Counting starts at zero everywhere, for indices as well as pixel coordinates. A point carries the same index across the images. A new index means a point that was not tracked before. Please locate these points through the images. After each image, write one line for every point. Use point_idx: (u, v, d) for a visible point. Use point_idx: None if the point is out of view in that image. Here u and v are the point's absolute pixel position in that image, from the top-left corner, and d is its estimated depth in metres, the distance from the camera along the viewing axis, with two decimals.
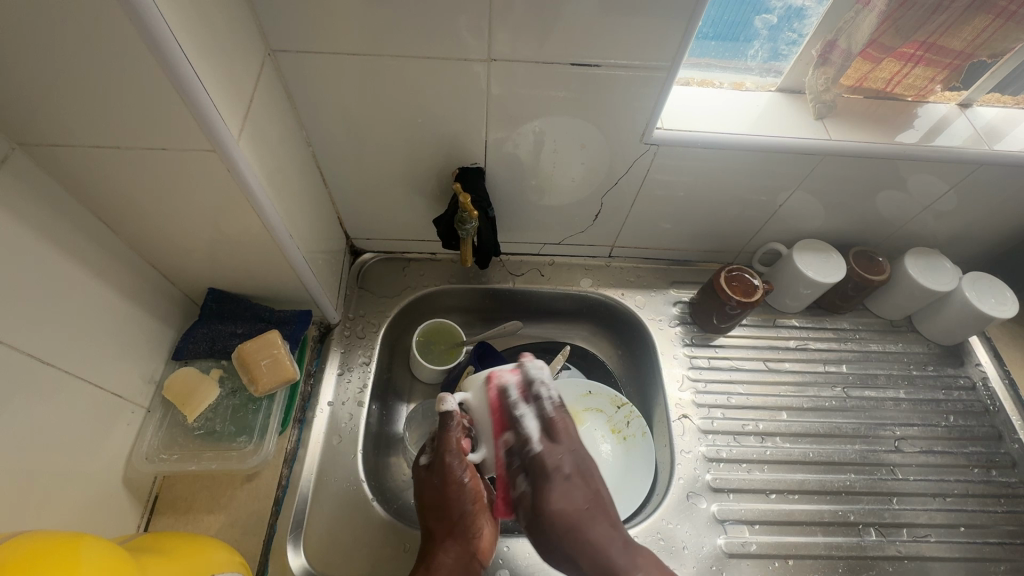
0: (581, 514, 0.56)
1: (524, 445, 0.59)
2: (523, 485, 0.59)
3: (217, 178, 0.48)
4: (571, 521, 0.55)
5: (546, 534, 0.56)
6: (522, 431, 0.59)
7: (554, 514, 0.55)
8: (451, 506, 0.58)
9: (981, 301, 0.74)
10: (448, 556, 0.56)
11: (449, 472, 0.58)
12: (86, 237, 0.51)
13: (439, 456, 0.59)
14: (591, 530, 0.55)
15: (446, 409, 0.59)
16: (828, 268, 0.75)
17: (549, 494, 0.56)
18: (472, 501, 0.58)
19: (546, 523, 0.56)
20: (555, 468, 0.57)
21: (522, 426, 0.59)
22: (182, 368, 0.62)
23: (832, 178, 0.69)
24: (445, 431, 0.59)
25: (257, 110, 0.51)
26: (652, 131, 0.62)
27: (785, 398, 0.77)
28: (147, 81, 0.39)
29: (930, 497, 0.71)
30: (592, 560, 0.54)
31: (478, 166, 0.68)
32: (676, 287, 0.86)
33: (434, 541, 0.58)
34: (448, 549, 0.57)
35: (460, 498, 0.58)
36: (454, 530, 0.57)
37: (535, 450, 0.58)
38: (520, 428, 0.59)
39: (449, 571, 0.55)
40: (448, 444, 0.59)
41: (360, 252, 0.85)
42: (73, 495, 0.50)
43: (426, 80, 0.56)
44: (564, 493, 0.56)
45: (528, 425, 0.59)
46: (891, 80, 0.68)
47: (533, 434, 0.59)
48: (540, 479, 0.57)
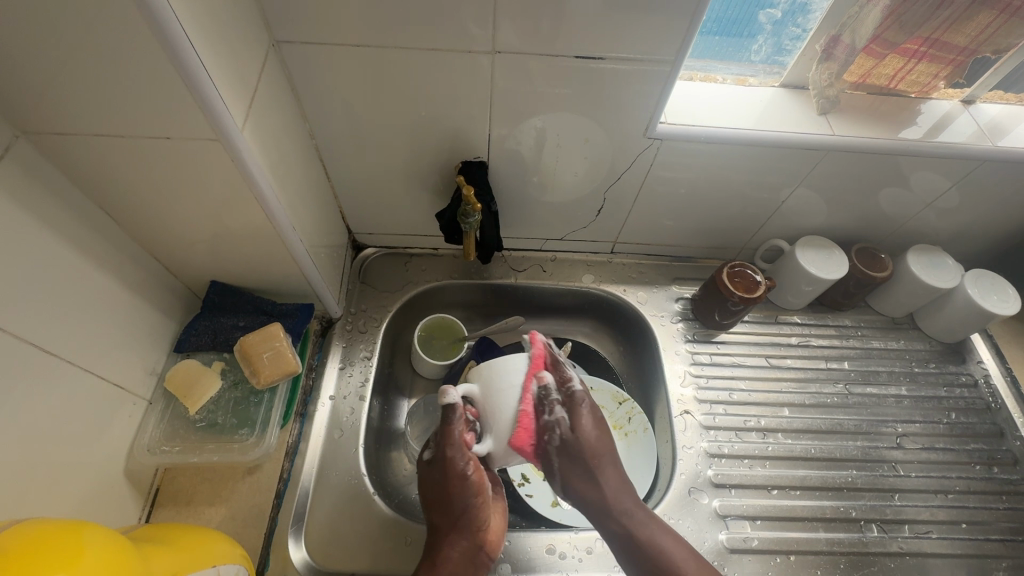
0: (606, 452, 0.57)
1: (566, 384, 0.58)
2: (557, 413, 0.55)
3: (221, 168, 0.48)
4: (595, 454, 0.56)
5: (574, 459, 0.56)
6: (563, 372, 0.58)
7: (584, 442, 0.56)
8: (454, 501, 0.56)
9: (984, 298, 0.74)
10: (454, 550, 0.56)
11: (452, 468, 0.55)
12: (89, 227, 0.50)
13: (440, 451, 0.56)
14: (609, 470, 0.57)
15: (449, 402, 0.54)
16: (830, 264, 0.75)
17: (582, 423, 0.56)
18: (477, 494, 0.56)
19: (578, 452, 0.56)
20: (588, 402, 0.58)
21: (562, 369, 0.58)
22: (184, 360, 0.62)
23: (834, 174, 0.69)
24: (448, 424, 0.55)
25: (262, 100, 0.50)
26: (655, 126, 0.62)
27: (787, 395, 0.77)
28: (152, 69, 0.39)
29: (932, 493, 0.71)
30: (610, 495, 0.57)
31: (481, 160, 0.68)
32: (678, 283, 0.86)
33: (439, 535, 0.57)
34: (454, 543, 0.56)
35: (464, 492, 0.56)
36: (458, 524, 0.57)
37: (575, 388, 0.58)
38: (561, 371, 0.58)
39: (455, 565, 0.56)
40: (449, 437, 0.55)
41: (362, 247, 0.85)
42: (74, 486, 0.50)
43: (430, 72, 0.56)
44: (599, 446, 0.57)
45: (569, 369, 0.59)
46: (894, 77, 0.68)
47: (574, 376, 0.59)
48: (575, 411, 0.57)
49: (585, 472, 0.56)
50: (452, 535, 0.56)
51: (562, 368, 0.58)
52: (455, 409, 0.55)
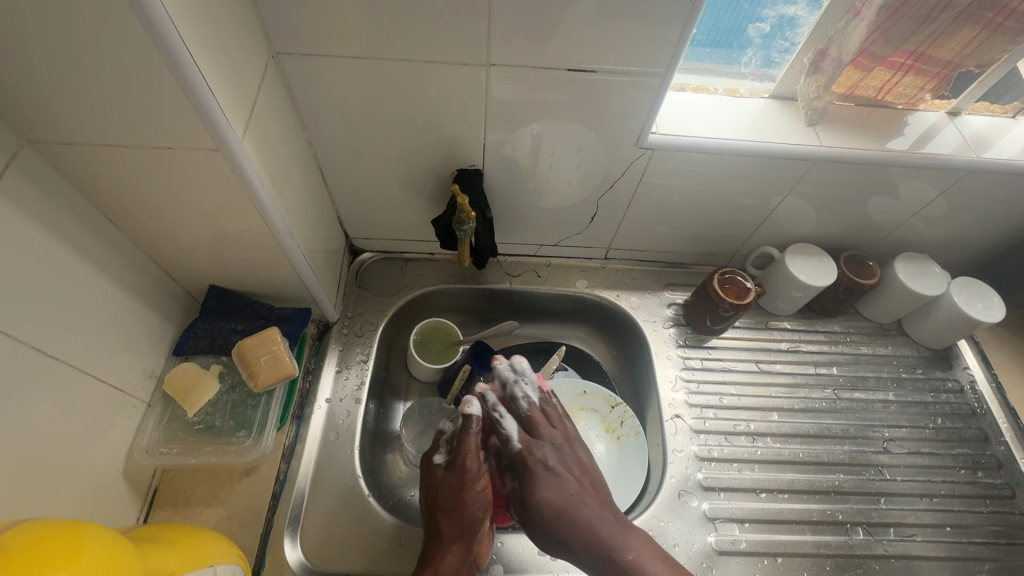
0: (569, 502, 0.59)
1: (507, 445, 0.65)
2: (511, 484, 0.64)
3: (220, 176, 0.49)
4: (560, 510, 0.59)
5: (540, 527, 0.59)
6: (501, 433, 0.65)
7: (541, 505, 0.59)
8: (465, 509, 0.59)
9: (969, 306, 0.75)
10: (454, 557, 0.57)
11: (468, 476, 0.60)
12: (91, 233, 0.52)
13: (459, 459, 0.61)
14: (580, 514, 0.59)
15: (469, 412, 0.63)
16: (820, 271, 0.77)
17: (536, 484, 0.61)
18: (483, 508, 0.61)
19: (535, 514, 0.60)
20: (537, 459, 0.63)
21: (502, 427, 0.65)
22: (183, 363, 0.63)
23: (823, 184, 0.70)
24: (467, 432, 0.62)
25: (261, 111, 0.52)
26: (647, 136, 0.63)
27: (776, 400, 0.78)
28: (155, 81, 0.40)
29: (917, 497, 0.73)
30: (585, 544, 0.57)
31: (477, 168, 0.69)
32: (671, 289, 0.87)
33: (441, 541, 0.58)
34: (455, 550, 0.58)
35: (473, 501, 0.60)
36: (464, 532, 0.58)
37: (516, 449, 0.64)
38: (502, 431, 0.65)
39: (453, 572, 0.56)
40: (467, 447, 0.61)
41: (360, 251, 0.86)
42: (74, 486, 0.51)
43: (426, 83, 0.57)
44: (551, 484, 0.61)
45: (507, 424, 0.65)
46: (882, 89, 0.70)
47: (512, 433, 0.65)
48: (523, 475, 0.62)
49: (555, 535, 0.58)
50: (456, 542, 0.58)
51: (501, 428, 0.65)
52: (472, 420, 0.63)
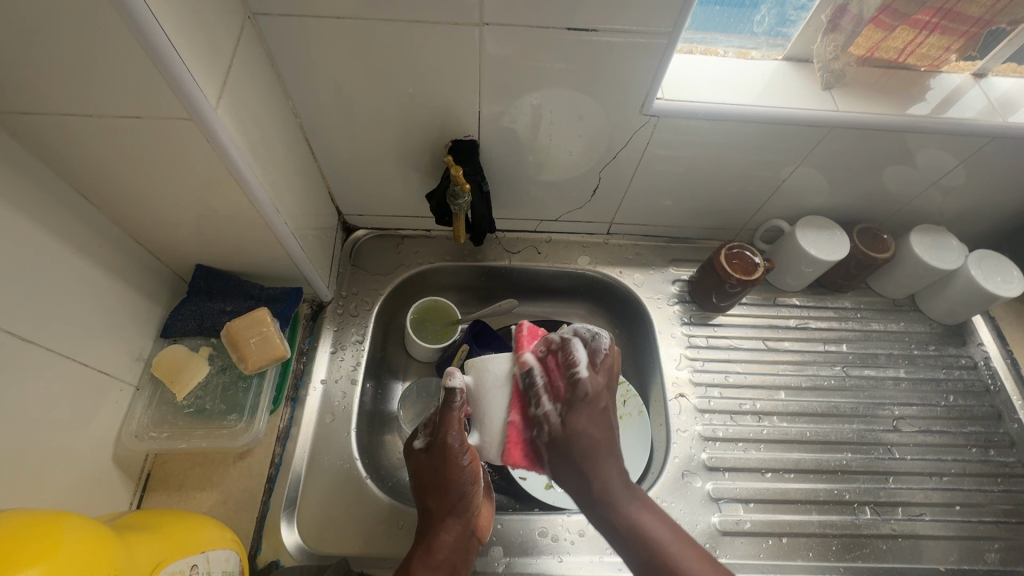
0: (602, 443, 0.53)
1: (571, 372, 0.53)
2: (546, 406, 0.53)
3: (196, 147, 0.46)
4: (590, 448, 0.53)
5: (567, 454, 0.53)
6: (569, 355, 0.54)
7: (576, 436, 0.52)
8: (450, 487, 0.55)
9: (987, 280, 0.72)
10: (449, 535, 0.55)
11: (449, 453, 0.54)
12: (65, 211, 0.49)
13: (439, 438, 0.55)
14: (605, 463, 0.53)
15: (453, 385, 0.55)
16: (831, 245, 0.73)
17: (578, 416, 0.53)
18: (472, 480, 0.56)
19: (571, 442, 0.53)
20: (588, 398, 0.53)
21: (572, 350, 0.54)
22: (171, 346, 0.61)
23: (838, 152, 0.66)
24: (450, 407, 0.55)
25: (238, 78, 0.48)
26: (653, 102, 0.60)
27: (783, 377, 0.76)
28: (116, 42, 0.37)
29: (927, 476, 0.71)
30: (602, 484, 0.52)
31: (471, 139, 0.65)
32: (676, 265, 0.84)
33: (433, 520, 0.56)
34: (450, 528, 0.55)
35: (461, 475, 0.55)
36: (454, 509, 0.56)
37: (579, 375, 0.53)
38: (570, 355, 0.54)
39: (450, 549, 0.55)
40: (449, 423, 0.55)
41: (353, 228, 0.83)
42: (61, 474, 0.49)
43: (417, 46, 0.53)
44: (589, 419, 0.53)
45: (580, 350, 0.54)
46: (904, 50, 0.66)
47: (580, 359, 0.54)
48: (569, 400, 0.53)
49: (579, 466, 0.53)
50: (448, 520, 0.55)
51: (569, 350, 0.54)
52: (458, 394, 0.55)
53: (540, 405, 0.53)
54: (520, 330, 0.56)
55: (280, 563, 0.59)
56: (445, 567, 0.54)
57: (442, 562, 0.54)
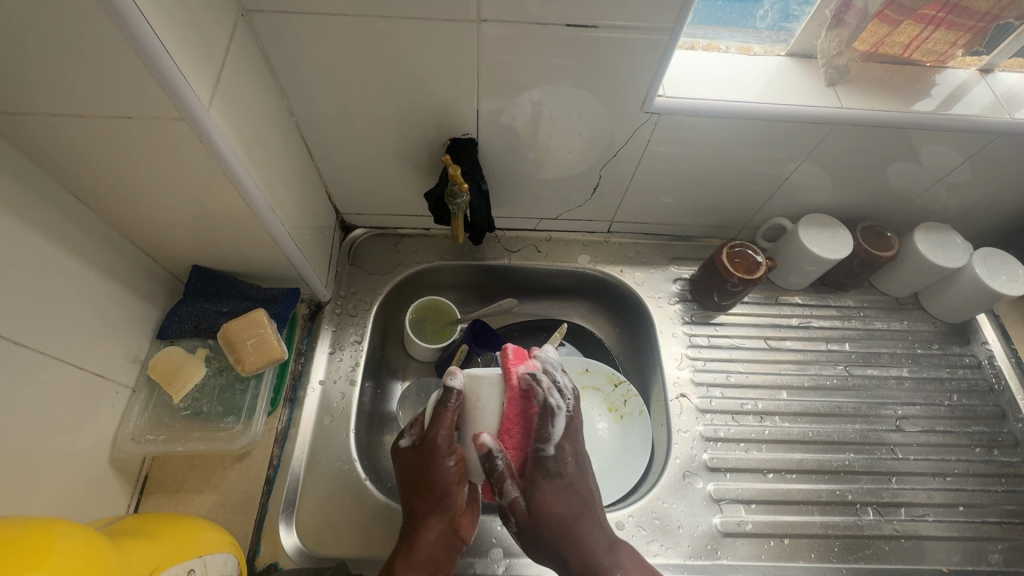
0: (577, 519, 0.55)
1: (539, 450, 0.55)
2: (512, 493, 0.54)
3: (188, 147, 0.46)
4: (564, 524, 0.55)
5: (537, 540, 0.55)
6: (544, 429, 0.55)
7: (545, 521, 0.55)
8: (434, 485, 0.56)
9: (992, 278, 0.71)
10: (432, 533, 0.55)
11: (436, 452, 0.55)
12: (57, 212, 0.48)
13: (428, 436, 0.56)
14: (571, 544, 0.54)
15: (452, 385, 0.54)
16: (834, 243, 0.72)
17: (545, 492, 0.55)
18: (456, 480, 0.56)
19: (541, 527, 0.55)
20: (554, 470, 0.56)
21: (547, 422, 0.54)
22: (167, 348, 0.61)
23: (842, 149, 0.65)
24: (444, 407, 0.54)
25: (231, 76, 0.47)
26: (654, 99, 0.59)
27: (786, 377, 0.76)
28: (103, 40, 0.36)
29: (930, 476, 0.71)
30: (579, 564, 0.54)
31: (470, 137, 0.65)
32: (677, 263, 0.84)
33: (418, 518, 0.56)
34: (433, 525, 0.56)
35: (447, 474, 0.55)
36: (437, 507, 0.56)
37: (545, 453, 0.55)
38: (543, 431, 0.55)
39: (432, 547, 0.55)
40: (440, 422, 0.55)
41: (351, 227, 0.82)
42: (57, 478, 0.49)
43: (413, 43, 0.53)
44: (557, 497, 0.55)
45: (555, 425, 0.55)
46: (909, 46, 0.65)
47: (553, 436, 0.55)
48: (534, 477, 0.56)
49: (553, 548, 0.55)
50: (431, 517, 0.56)
51: (545, 421, 0.54)
52: (453, 394, 0.54)
53: (506, 492, 0.54)
54: (506, 356, 0.54)
55: (278, 565, 0.59)
56: (426, 565, 0.54)
57: (423, 561, 0.54)
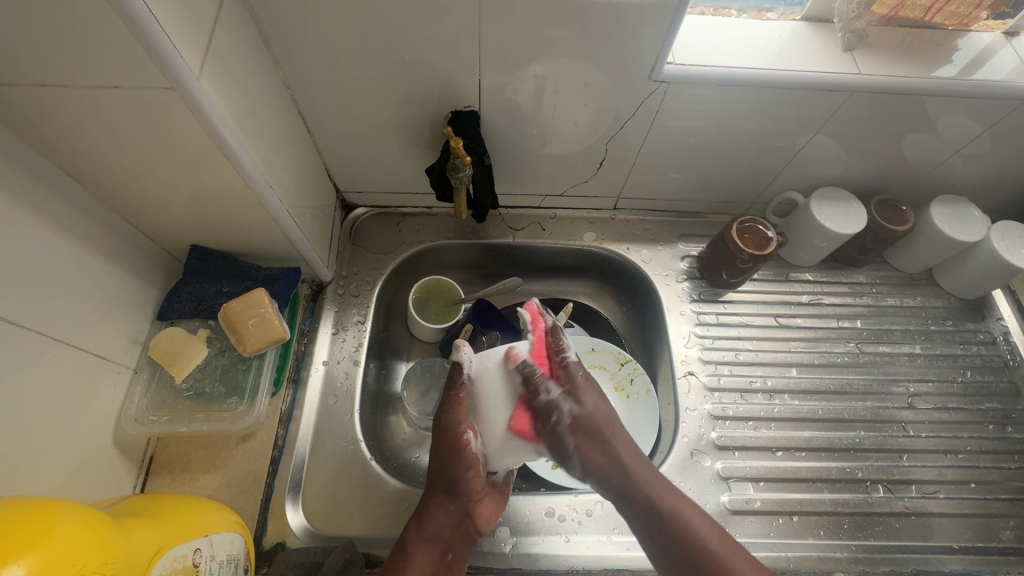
0: (611, 415, 0.62)
1: (562, 354, 0.62)
2: (554, 391, 0.60)
3: (180, 121, 0.44)
4: (605, 422, 0.61)
5: (586, 436, 0.60)
6: (559, 340, 0.63)
7: (591, 411, 0.61)
8: (447, 467, 0.57)
9: (1011, 252, 0.69)
10: (441, 511, 0.57)
11: (447, 432, 0.58)
12: (51, 191, 0.47)
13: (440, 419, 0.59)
14: (619, 437, 0.60)
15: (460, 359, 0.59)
16: (847, 217, 0.70)
17: (584, 395, 0.61)
18: (468, 466, 0.57)
19: (586, 426, 0.60)
20: (583, 372, 0.63)
21: (560, 336, 0.63)
22: (167, 329, 0.60)
23: (858, 119, 0.63)
24: (454, 385, 0.59)
25: (223, 47, 0.46)
26: (662, 68, 0.56)
27: (795, 354, 0.75)
28: (84, 4, 0.34)
29: (941, 453, 0.70)
30: (630, 459, 0.59)
31: (472, 110, 0.62)
32: (684, 240, 0.82)
33: (430, 495, 0.58)
34: (441, 505, 0.57)
35: (458, 459, 0.57)
36: (449, 487, 0.58)
37: (569, 357, 0.62)
38: (558, 343, 0.62)
39: (441, 523, 0.57)
40: (450, 402, 0.59)
41: (352, 206, 0.81)
42: (61, 459, 0.48)
43: (411, 10, 0.50)
44: (592, 396, 0.62)
45: (566, 338, 0.63)
46: (931, 8, 0.62)
47: (568, 345, 0.63)
48: (570, 381, 0.61)
49: (600, 447, 0.60)
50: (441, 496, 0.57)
51: (558, 338, 0.63)
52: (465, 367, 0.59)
53: (547, 391, 0.60)
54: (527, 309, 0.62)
55: (285, 544, 0.59)
56: (435, 540, 0.56)
57: (432, 536, 0.56)
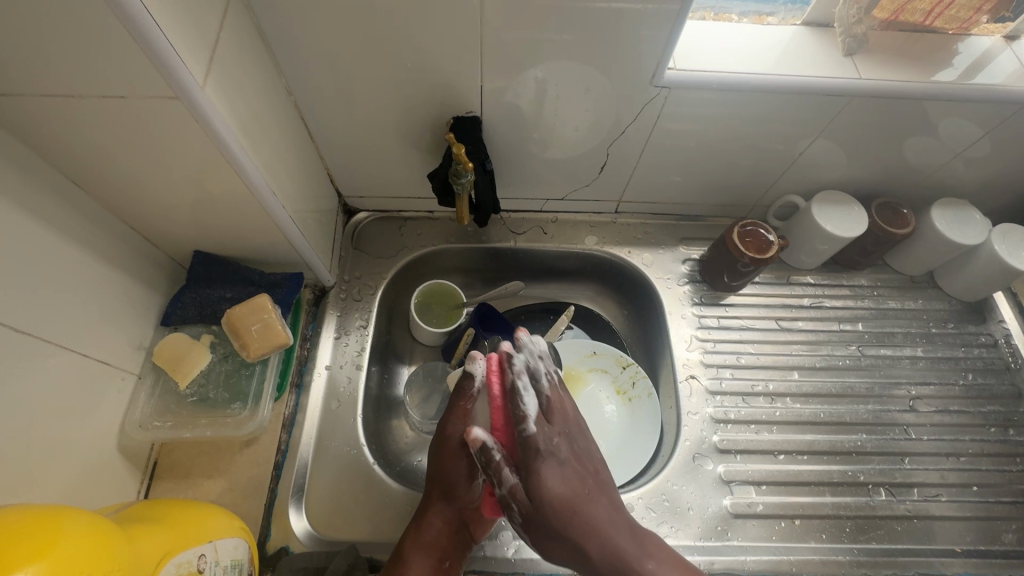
0: (580, 496, 0.52)
1: (521, 425, 0.53)
2: (509, 482, 0.52)
3: (184, 129, 0.44)
4: (569, 505, 0.51)
5: (545, 526, 0.51)
6: (518, 408, 0.54)
7: (548, 502, 0.51)
8: (446, 474, 0.57)
9: (1012, 255, 0.69)
10: (438, 519, 0.56)
11: (449, 441, 0.58)
12: (55, 198, 0.47)
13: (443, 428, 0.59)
14: (586, 518, 0.51)
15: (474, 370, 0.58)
16: (848, 221, 0.70)
17: (545, 475, 0.52)
18: (468, 473, 0.57)
19: (544, 517, 0.51)
20: (547, 451, 0.53)
21: (519, 403, 0.54)
22: (171, 334, 0.60)
23: (859, 123, 0.63)
24: (462, 396, 0.59)
25: (226, 55, 0.46)
26: (663, 73, 0.57)
27: (797, 358, 0.75)
28: (89, 14, 0.35)
29: (943, 456, 0.70)
30: (596, 548, 0.50)
31: (474, 115, 0.63)
32: (686, 243, 0.82)
33: (428, 503, 0.57)
34: (438, 512, 0.56)
35: (460, 465, 0.57)
36: (447, 495, 0.57)
37: (529, 431, 0.53)
38: (517, 410, 0.53)
39: (439, 532, 0.55)
40: (455, 412, 0.59)
41: (354, 211, 0.81)
42: (66, 465, 0.49)
43: (413, 17, 0.51)
44: (556, 475, 0.52)
45: (527, 403, 0.54)
46: (931, 13, 0.62)
47: (529, 413, 0.53)
48: (528, 462, 0.52)
49: (562, 538, 0.51)
50: (438, 504, 0.56)
51: (517, 402, 0.54)
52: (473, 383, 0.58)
53: (503, 481, 0.52)
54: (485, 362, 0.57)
55: (289, 549, 0.59)
56: (432, 548, 0.55)
57: (430, 544, 0.55)
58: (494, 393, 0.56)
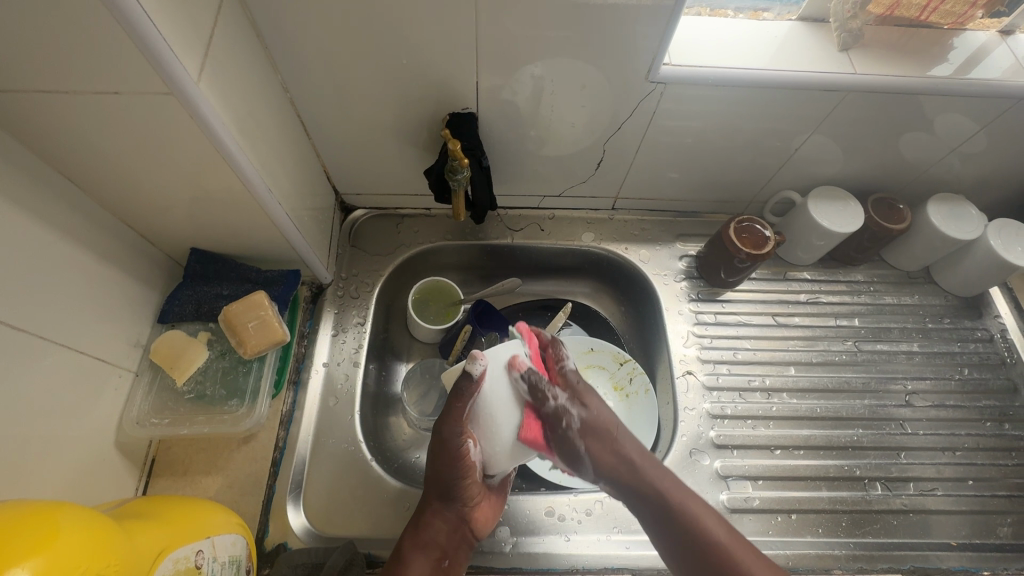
0: (615, 422, 0.59)
1: (562, 363, 0.60)
2: (560, 398, 0.57)
3: (179, 125, 0.44)
4: (610, 424, 0.59)
5: (594, 435, 0.58)
6: (560, 352, 0.61)
7: (596, 413, 0.59)
8: (442, 476, 0.56)
9: (1008, 250, 0.69)
10: (437, 519, 0.56)
11: (446, 444, 0.55)
12: (51, 195, 0.47)
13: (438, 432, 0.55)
14: (625, 441, 0.58)
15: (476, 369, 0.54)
16: (844, 216, 0.71)
17: (586, 398, 0.59)
18: (465, 475, 0.56)
19: (592, 429, 0.58)
20: (584, 383, 0.61)
21: (559, 347, 0.61)
22: (169, 332, 0.60)
23: (854, 118, 0.63)
24: (458, 397, 0.55)
25: (220, 49, 0.46)
26: (659, 69, 0.57)
27: (793, 353, 0.75)
28: (81, 9, 0.35)
29: (939, 451, 0.70)
30: (638, 458, 0.57)
31: (470, 111, 0.63)
32: (682, 240, 0.82)
33: (427, 504, 0.58)
34: (437, 513, 0.57)
35: (455, 469, 0.55)
36: (445, 496, 0.56)
37: (569, 367, 0.61)
38: (558, 352, 0.61)
39: (438, 531, 0.56)
40: (449, 416, 0.55)
41: (351, 208, 0.81)
42: (64, 462, 0.49)
43: (408, 14, 0.51)
44: (595, 403, 0.59)
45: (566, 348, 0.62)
46: (926, 8, 0.62)
47: (568, 355, 0.61)
48: (573, 388, 0.59)
49: (608, 446, 0.57)
50: (437, 504, 0.57)
51: (559, 348, 0.61)
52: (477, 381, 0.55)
53: (555, 397, 0.57)
54: (519, 327, 0.62)
55: (287, 545, 0.59)
56: (432, 547, 0.55)
57: (430, 543, 0.55)
58: (534, 347, 0.60)
